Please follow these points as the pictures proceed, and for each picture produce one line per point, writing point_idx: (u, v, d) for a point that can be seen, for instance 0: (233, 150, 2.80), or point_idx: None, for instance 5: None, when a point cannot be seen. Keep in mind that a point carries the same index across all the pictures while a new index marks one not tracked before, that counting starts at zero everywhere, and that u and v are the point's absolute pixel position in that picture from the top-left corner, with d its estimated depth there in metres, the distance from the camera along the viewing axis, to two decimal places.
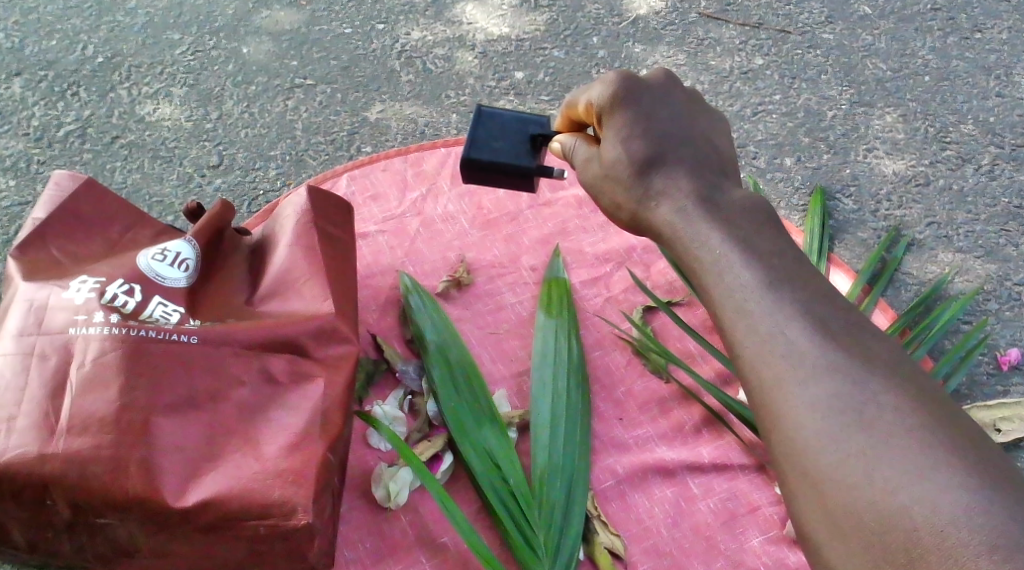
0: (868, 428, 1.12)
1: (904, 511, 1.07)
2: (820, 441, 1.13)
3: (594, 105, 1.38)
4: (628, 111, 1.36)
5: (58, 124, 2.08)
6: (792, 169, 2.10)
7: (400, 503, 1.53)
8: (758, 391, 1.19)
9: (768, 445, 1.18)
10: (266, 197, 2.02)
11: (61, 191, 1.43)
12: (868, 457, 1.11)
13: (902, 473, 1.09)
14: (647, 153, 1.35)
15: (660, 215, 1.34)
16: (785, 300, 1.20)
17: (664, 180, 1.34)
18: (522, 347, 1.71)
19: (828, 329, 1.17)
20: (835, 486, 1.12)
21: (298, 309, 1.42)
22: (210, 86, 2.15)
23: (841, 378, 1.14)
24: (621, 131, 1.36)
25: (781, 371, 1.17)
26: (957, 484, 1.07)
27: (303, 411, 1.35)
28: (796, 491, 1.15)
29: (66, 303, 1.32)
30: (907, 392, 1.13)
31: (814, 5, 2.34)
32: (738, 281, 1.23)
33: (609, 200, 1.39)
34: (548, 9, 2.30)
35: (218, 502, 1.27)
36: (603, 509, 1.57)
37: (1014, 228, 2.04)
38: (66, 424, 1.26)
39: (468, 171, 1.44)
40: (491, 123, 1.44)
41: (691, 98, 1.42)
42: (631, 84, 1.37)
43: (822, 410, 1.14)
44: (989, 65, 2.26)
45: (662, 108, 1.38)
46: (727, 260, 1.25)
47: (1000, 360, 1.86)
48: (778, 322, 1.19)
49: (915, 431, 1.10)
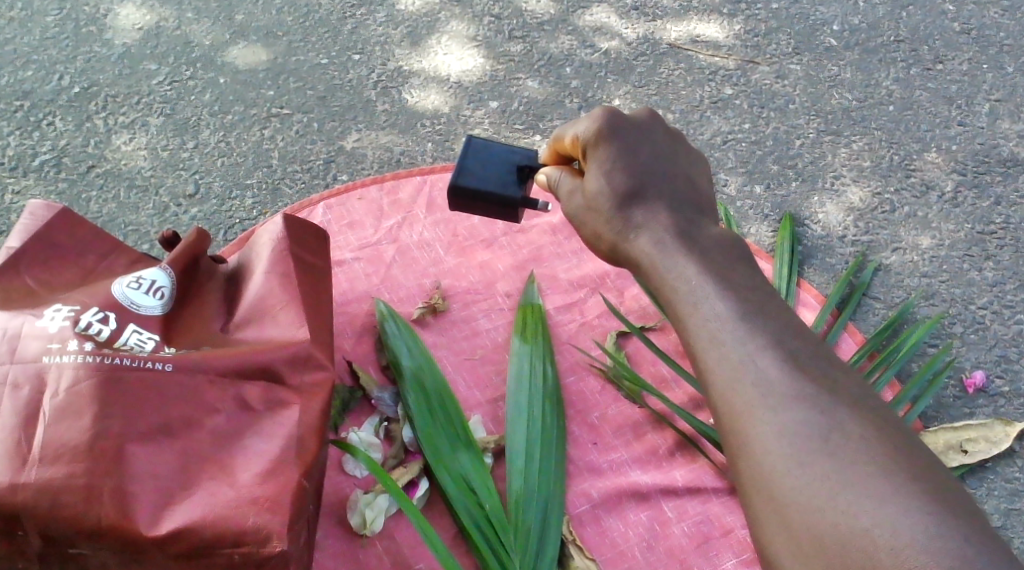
0: (833, 453, 1.13)
1: (864, 534, 1.09)
2: (786, 466, 1.15)
3: (580, 140, 1.41)
4: (613, 145, 1.38)
5: (34, 153, 2.09)
6: (763, 197, 2.13)
7: (376, 530, 1.54)
8: (727, 417, 1.20)
9: (735, 471, 1.19)
10: (243, 226, 2.03)
11: (36, 220, 1.44)
12: (831, 481, 1.12)
13: (864, 497, 1.10)
14: (629, 187, 1.37)
15: (640, 247, 1.35)
16: (756, 330, 1.22)
17: (644, 213, 1.36)
18: (498, 372, 1.72)
19: (796, 359, 1.20)
20: (799, 509, 1.13)
21: (274, 335, 1.43)
22: (187, 116, 2.16)
23: (808, 405, 1.16)
24: (605, 164, 1.38)
25: (750, 398, 1.19)
26: (917, 507, 1.08)
27: (279, 438, 1.36)
28: (761, 515, 1.16)
29: (40, 331, 1.32)
30: (868, 419, 1.15)
31: (782, 36, 2.38)
32: (711, 311, 1.25)
33: (591, 230, 1.41)
34: (521, 40, 2.33)
35: (191, 530, 1.27)
36: (579, 534, 1.58)
37: (977, 254, 2.08)
38: (39, 453, 1.26)
39: (455, 197, 1.49)
40: (480, 152, 1.49)
41: (672, 135, 1.44)
42: (616, 120, 1.39)
43: (789, 436, 1.16)
44: (951, 95, 2.30)
45: (645, 143, 1.40)
46: (700, 289, 1.27)
47: (966, 383, 1.89)
48: (749, 350, 1.21)
49: (878, 458, 1.12)
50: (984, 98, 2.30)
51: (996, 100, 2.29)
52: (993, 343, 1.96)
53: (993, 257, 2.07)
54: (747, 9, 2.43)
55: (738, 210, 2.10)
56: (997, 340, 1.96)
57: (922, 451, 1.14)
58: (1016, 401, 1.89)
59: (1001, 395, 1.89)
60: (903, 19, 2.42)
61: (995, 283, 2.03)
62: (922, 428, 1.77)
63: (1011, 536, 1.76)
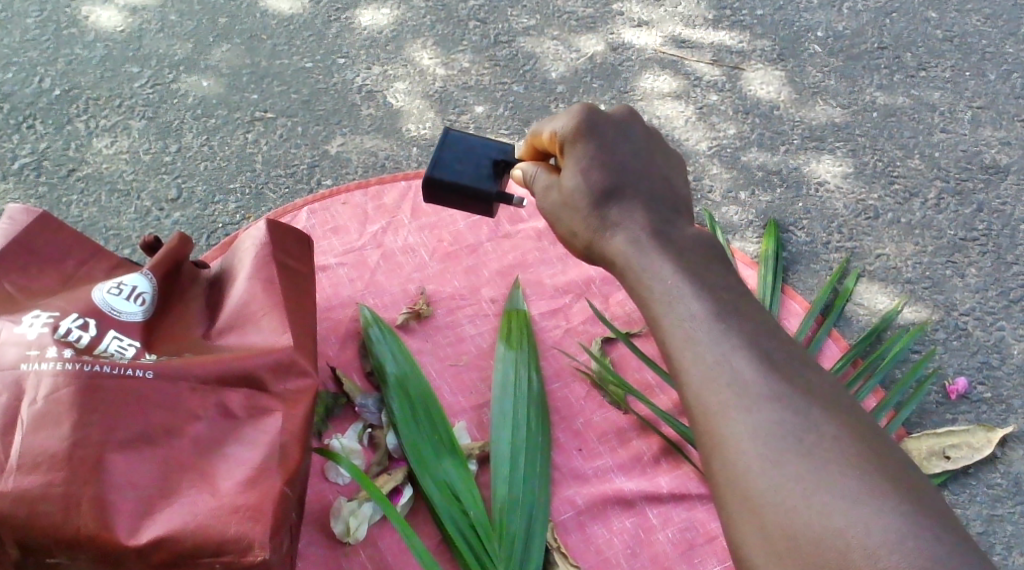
0: (807, 454, 1.13)
1: (838, 535, 1.08)
2: (761, 465, 1.14)
3: (557, 136, 1.40)
4: (591, 142, 1.38)
5: (13, 157, 2.07)
6: (748, 203, 2.13)
7: (360, 538, 1.52)
8: (701, 417, 1.19)
9: (708, 470, 1.18)
10: (225, 230, 2.01)
11: (14, 225, 1.42)
12: (806, 481, 1.12)
13: (838, 498, 1.10)
14: (605, 184, 1.36)
15: (615, 244, 1.35)
16: (731, 330, 1.21)
17: (620, 211, 1.35)
18: (482, 379, 1.71)
19: (771, 359, 1.19)
20: (773, 509, 1.12)
21: (257, 342, 1.42)
22: (169, 119, 2.15)
23: (783, 406, 1.16)
24: (582, 161, 1.37)
25: (724, 398, 1.18)
26: (891, 509, 1.08)
27: (262, 446, 1.34)
28: (734, 515, 1.15)
29: (19, 337, 1.31)
30: (845, 421, 1.15)
31: (767, 42, 2.38)
32: (688, 311, 1.24)
33: (565, 227, 1.40)
34: (506, 45, 2.32)
35: (171, 539, 1.25)
36: (563, 541, 1.57)
37: (961, 260, 2.08)
38: (16, 461, 1.24)
39: (430, 189, 1.47)
40: (455, 145, 1.48)
41: (652, 135, 1.43)
42: (595, 117, 1.39)
43: (763, 436, 1.15)
44: (934, 102, 2.30)
45: (623, 141, 1.40)
46: (678, 289, 1.26)
47: (949, 390, 1.89)
48: (724, 350, 1.20)
49: (852, 459, 1.12)
50: (966, 105, 2.30)
51: (978, 107, 2.30)
52: (975, 349, 1.96)
53: (975, 264, 2.07)
54: (732, 14, 2.42)
55: (723, 216, 2.10)
56: (980, 346, 1.96)
57: (904, 459, 1.14)
58: (998, 407, 1.89)
59: (983, 401, 1.89)
60: (887, 26, 2.42)
61: (977, 290, 2.04)
62: (905, 435, 1.77)
63: (992, 542, 1.77)
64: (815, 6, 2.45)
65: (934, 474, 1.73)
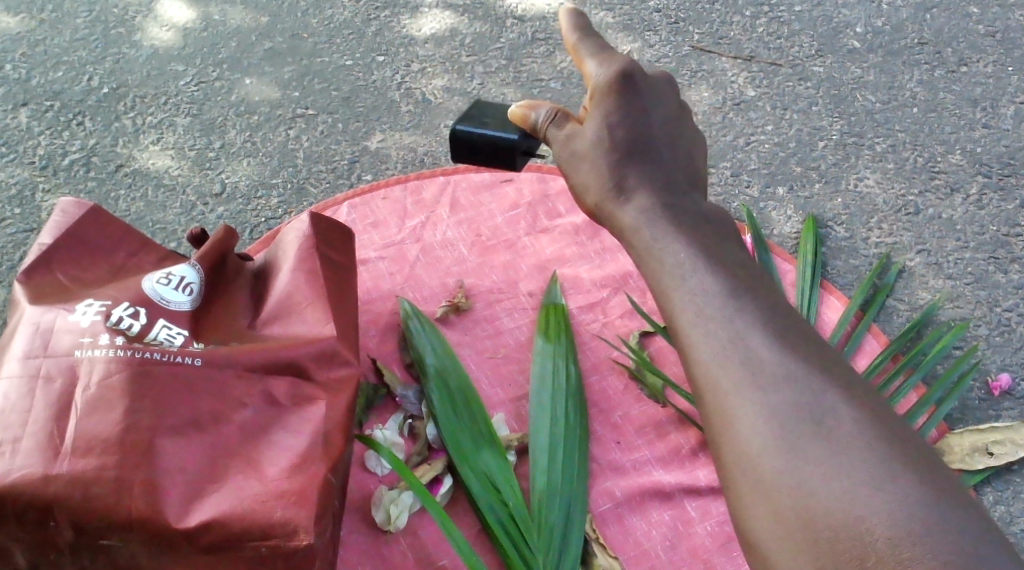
0: (825, 435, 1.13)
1: (857, 520, 1.08)
2: (775, 446, 1.15)
3: (592, 81, 1.42)
4: (623, 98, 1.40)
5: (64, 152, 2.12)
6: (786, 198, 2.14)
7: (400, 526, 1.55)
8: (712, 398, 1.20)
9: (720, 453, 1.19)
10: (268, 224, 2.05)
11: (66, 217, 1.46)
12: (824, 465, 1.12)
13: (857, 483, 1.10)
14: (628, 143, 1.38)
15: (627, 212, 1.37)
16: (745, 307, 1.23)
17: (638, 177, 1.37)
18: (521, 371, 1.73)
19: (788, 341, 1.20)
20: (787, 492, 1.13)
21: (300, 333, 1.45)
22: (213, 116, 2.19)
23: (798, 387, 1.16)
24: (610, 116, 1.39)
25: (738, 377, 1.19)
26: (912, 494, 1.08)
27: (306, 433, 1.37)
28: (745, 498, 1.16)
29: (72, 326, 1.35)
30: (864, 404, 1.16)
31: (805, 38, 2.38)
32: (701, 286, 1.26)
33: (578, 179, 1.42)
34: (545, 42, 2.34)
35: (219, 524, 1.28)
36: (602, 532, 1.58)
37: (1003, 256, 2.07)
38: (70, 445, 1.27)
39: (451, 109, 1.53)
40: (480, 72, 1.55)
41: (681, 107, 1.45)
42: (631, 72, 1.41)
43: (778, 416, 1.16)
44: (976, 97, 2.29)
45: (654, 104, 1.42)
46: (692, 265, 1.28)
47: (991, 386, 1.88)
48: (738, 329, 1.21)
49: (872, 441, 1.12)
50: (1009, 100, 2.29)
51: (1021, 102, 2.29)
52: (1018, 345, 1.95)
53: (1019, 260, 2.06)
54: (770, 11, 2.43)
55: (761, 211, 2.11)
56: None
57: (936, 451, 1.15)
58: None
59: None
60: (927, 22, 2.41)
61: (1021, 285, 2.03)
62: (947, 430, 1.76)
63: None
64: (853, 2, 2.45)
65: (976, 470, 1.72)
